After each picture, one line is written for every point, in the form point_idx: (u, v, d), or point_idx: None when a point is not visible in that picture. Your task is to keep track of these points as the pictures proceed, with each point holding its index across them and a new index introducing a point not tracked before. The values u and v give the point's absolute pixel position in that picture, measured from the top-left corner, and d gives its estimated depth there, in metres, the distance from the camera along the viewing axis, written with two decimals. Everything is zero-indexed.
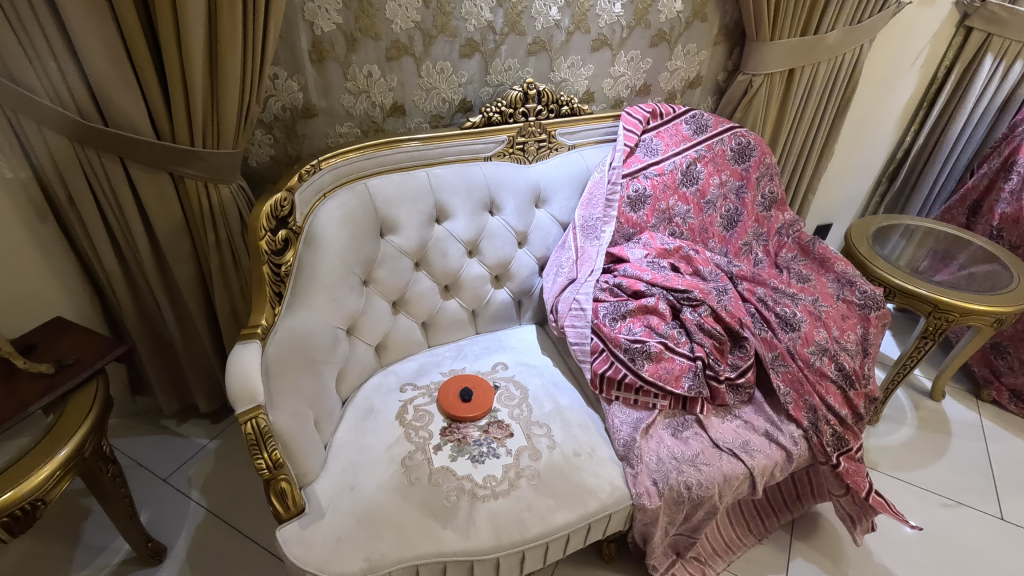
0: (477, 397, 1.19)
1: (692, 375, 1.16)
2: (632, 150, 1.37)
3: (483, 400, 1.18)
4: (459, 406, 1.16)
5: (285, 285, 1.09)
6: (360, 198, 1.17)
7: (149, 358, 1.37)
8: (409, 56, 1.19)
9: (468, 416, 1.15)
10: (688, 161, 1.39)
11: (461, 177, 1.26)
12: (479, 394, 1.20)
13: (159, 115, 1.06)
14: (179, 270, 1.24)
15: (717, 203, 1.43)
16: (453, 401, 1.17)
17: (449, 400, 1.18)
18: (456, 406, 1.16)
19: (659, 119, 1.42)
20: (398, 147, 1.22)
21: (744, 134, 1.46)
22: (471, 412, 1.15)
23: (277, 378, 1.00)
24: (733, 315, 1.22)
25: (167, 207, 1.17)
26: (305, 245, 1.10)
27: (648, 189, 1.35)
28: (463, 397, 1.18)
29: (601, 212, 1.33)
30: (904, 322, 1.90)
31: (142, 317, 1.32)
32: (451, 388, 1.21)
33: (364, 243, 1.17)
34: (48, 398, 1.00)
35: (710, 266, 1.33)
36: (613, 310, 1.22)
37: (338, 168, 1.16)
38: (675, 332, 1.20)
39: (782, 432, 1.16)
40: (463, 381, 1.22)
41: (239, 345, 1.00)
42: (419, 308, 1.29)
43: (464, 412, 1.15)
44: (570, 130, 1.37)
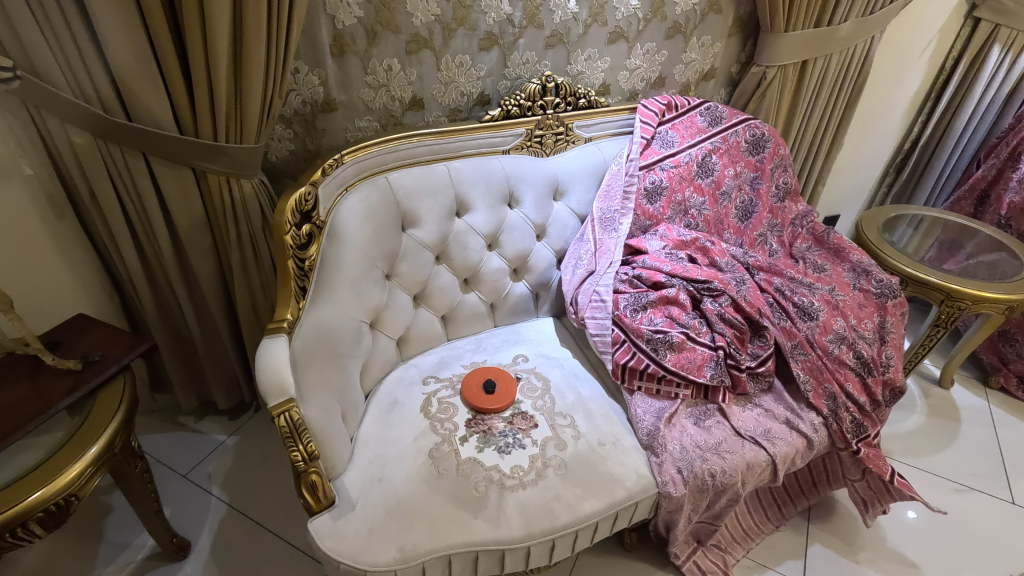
0: (499, 390, 1.19)
1: (714, 364, 1.17)
2: (649, 143, 1.38)
3: (505, 392, 1.19)
4: (483, 398, 1.17)
5: (309, 279, 1.10)
6: (382, 192, 1.18)
7: (168, 355, 1.37)
8: (429, 49, 1.19)
9: (493, 407, 1.16)
10: (703, 153, 1.40)
11: (480, 170, 1.26)
12: (500, 386, 1.20)
13: (182, 109, 1.06)
14: (199, 266, 1.24)
15: (732, 194, 1.44)
16: (477, 392, 1.18)
17: (473, 392, 1.18)
18: (479, 398, 1.17)
19: (674, 111, 1.43)
20: (418, 141, 1.22)
21: (758, 125, 1.47)
22: (495, 403, 1.16)
23: (305, 371, 1.03)
24: (753, 304, 1.23)
25: (189, 203, 1.16)
26: (328, 239, 1.12)
27: (664, 181, 1.36)
28: (487, 390, 1.18)
29: (619, 204, 1.33)
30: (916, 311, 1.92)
31: (161, 313, 1.32)
32: (475, 380, 1.21)
33: (386, 237, 1.17)
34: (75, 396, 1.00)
35: (726, 258, 1.35)
36: (634, 302, 1.22)
37: (360, 162, 1.17)
38: (696, 322, 1.21)
39: (802, 419, 1.17)
40: (485, 375, 1.22)
41: (265, 339, 1.02)
42: (439, 301, 1.30)
43: (488, 403, 1.16)
44: (587, 123, 1.37)
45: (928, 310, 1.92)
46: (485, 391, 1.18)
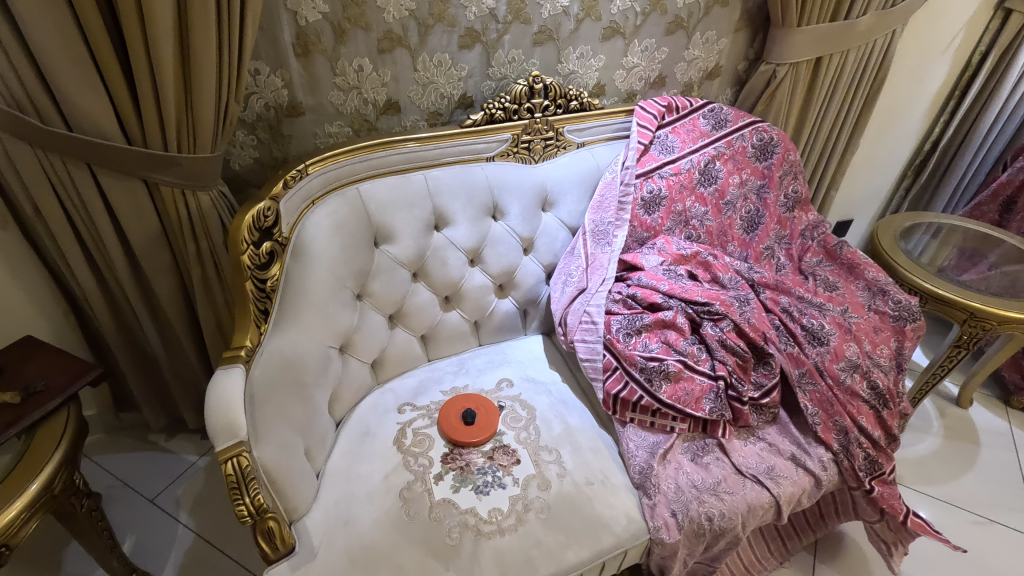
0: (476, 418, 1.10)
1: (714, 397, 1.06)
2: (647, 148, 1.27)
3: (484, 422, 1.10)
4: (463, 428, 1.08)
5: (272, 302, 1.00)
6: (352, 205, 1.08)
7: (131, 374, 1.29)
8: (404, 48, 1.09)
9: (473, 440, 1.07)
10: (706, 159, 1.30)
11: (461, 180, 1.16)
12: (478, 415, 1.11)
13: (127, 115, 0.96)
14: (158, 283, 1.15)
15: (737, 204, 1.33)
16: (456, 422, 1.09)
17: (452, 422, 1.09)
18: (458, 429, 1.08)
19: (675, 113, 1.31)
20: (393, 148, 1.11)
21: (767, 129, 1.35)
22: (475, 433, 1.07)
23: (262, 407, 0.92)
24: (757, 329, 1.12)
25: (143, 217, 1.07)
26: (293, 258, 1.02)
27: (663, 190, 1.27)
28: (466, 420, 1.09)
29: (612, 215, 1.23)
30: (936, 326, 1.82)
31: (121, 331, 1.23)
32: (454, 410, 1.12)
33: (357, 254, 1.08)
34: (12, 432, 0.91)
35: (729, 273, 1.25)
36: (627, 325, 1.13)
37: (327, 173, 1.07)
38: (695, 348, 1.10)
39: (809, 456, 1.07)
40: (463, 404, 1.13)
41: (220, 371, 0.92)
42: (417, 321, 1.20)
43: (469, 434, 1.07)
44: (579, 127, 1.26)
45: (949, 326, 1.81)
46: (465, 420, 1.09)
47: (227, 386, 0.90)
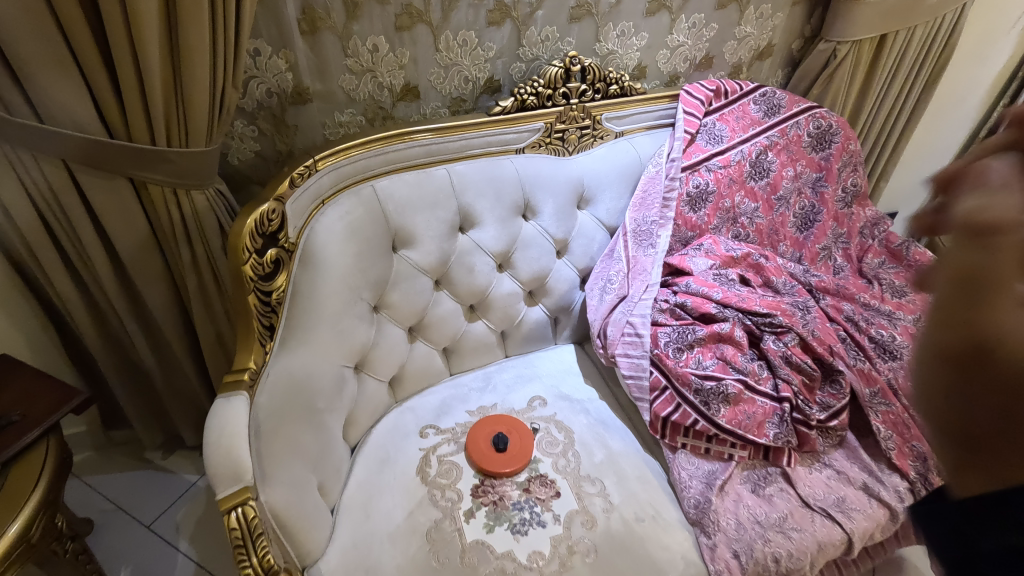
0: (508, 444, 0.98)
1: (779, 421, 0.94)
2: (693, 138, 1.14)
3: (518, 447, 0.98)
4: (495, 455, 0.97)
5: (278, 315, 0.89)
6: (367, 206, 0.95)
7: (123, 390, 1.17)
8: (425, 25, 0.95)
9: (508, 468, 0.95)
10: (758, 150, 1.17)
11: (489, 175, 1.02)
12: (509, 440, 0.99)
13: (107, 104, 0.82)
14: (149, 293, 1.02)
15: (791, 200, 1.21)
16: (487, 449, 0.98)
17: (483, 449, 0.98)
18: (490, 457, 0.97)
19: (722, 98, 1.18)
20: (412, 140, 0.98)
21: (825, 115, 1.21)
22: (509, 460, 0.96)
23: (269, 440, 0.80)
24: (823, 342, 1.00)
25: (129, 220, 0.94)
26: (300, 266, 0.90)
27: (711, 184, 1.15)
28: (498, 446, 0.98)
29: (655, 213, 1.11)
30: None
31: (111, 344, 1.11)
32: (483, 435, 1.00)
33: (374, 261, 0.95)
34: None
35: (783, 277, 1.15)
36: (677, 338, 1.00)
37: (338, 169, 0.94)
38: (755, 366, 0.98)
39: (883, 485, 0.95)
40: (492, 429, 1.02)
41: (221, 399, 0.81)
42: (439, 333, 1.08)
43: (503, 462, 0.96)
44: (618, 114, 1.12)
45: None
46: (497, 446, 0.98)
47: (229, 413, 0.78)
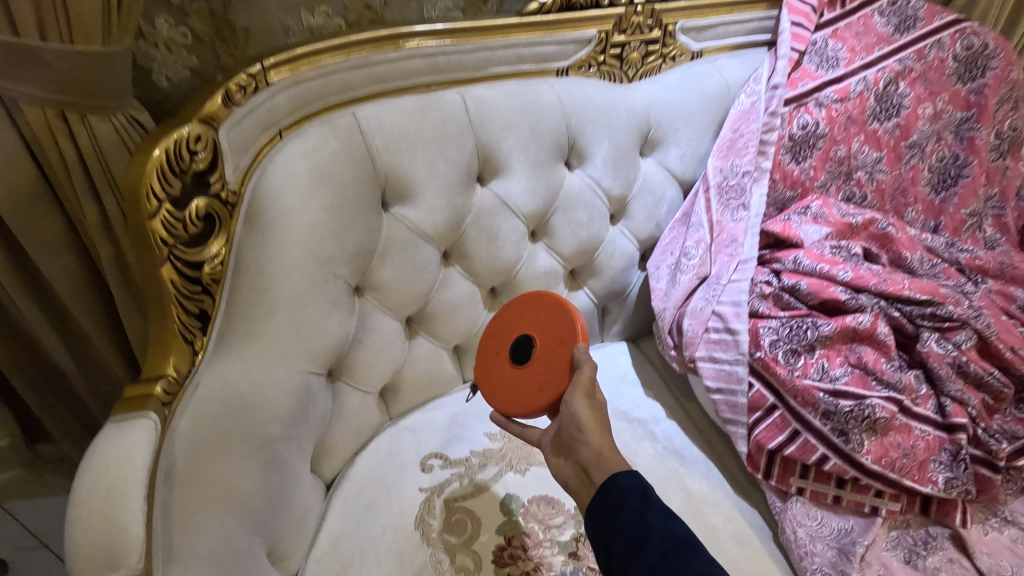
0: (500, 352, 0.63)
1: (949, 462, 0.63)
2: (799, 61, 0.83)
3: (485, 397, 0.62)
4: (534, 365, 0.58)
5: (215, 298, 0.61)
6: (345, 139, 0.65)
7: (40, 400, 0.90)
8: None
9: (531, 410, 0.56)
10: (886, 77, 0.85)
11: (519, 102, 0.72)
12: (501, 353, 0.63)
13: None
14: (49, 266, 0.74)
15: (927, 147, 0.89)
16: (547, 342, 0.59)
17: (554, 331, 0.59)
18: (550, 358, 0.58)
19: (839, 7, 0.85)
20: (411, 47, 0.67)
21: (981, 31, 0.88)
22: (512, 409, 0.58)
23: (189, 487, 0.54)
24: (1009, 343, 0.68)
25: (8, 160, 0.65)
26: (246, 227, 0.61)
27: (822, 124, 0.84)
28: (512, 359, 0.61)
29: (749, 162, 0.80)
30: None
31: (12, 337, 0.83)
32: (523, 323, 0.62)
33: (353, 223, 0.66)
34: None
35: (918, 251, 0.84)
36: (791, 337, 0.69)
37: (297, 85, 0.63)
38: (911, 379, 0.66)
39: None
40: (516, 311, 0.64)
41: (120, 423, 0.53)
42: (450, 328, 0.78)
43: (524, 398, 0.57)
44: (699, 24, 0.80)
45: None
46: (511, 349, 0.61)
47: (124, 444, 0.51)
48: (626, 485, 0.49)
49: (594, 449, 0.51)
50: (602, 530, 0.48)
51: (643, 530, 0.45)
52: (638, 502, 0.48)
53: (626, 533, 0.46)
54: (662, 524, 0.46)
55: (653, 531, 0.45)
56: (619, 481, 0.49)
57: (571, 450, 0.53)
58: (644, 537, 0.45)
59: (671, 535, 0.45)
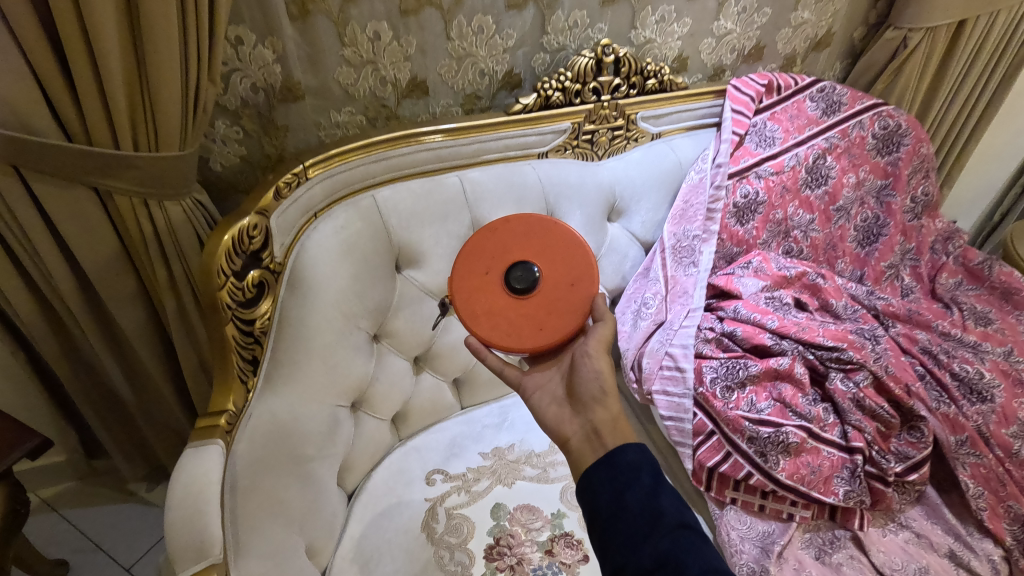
0: (496, 275, 0.63)
1: (849, 477, 0.80)
2: (741, 140, 1.00)
3: (467, 310, 0.62)
4: (536, 303, 0.62)
5: (263, 347, 0.76)
6: (366, 218, 0.82)
7: (102, 423, 1.06)
8: (434, 8, 0.82)
9: (528, 348, 0.60)
10: (815, 153, 1.02)
11: (506, 183, 0.89)
12: (494, 271, 0.63)
13: (69, 114, 0.71)
14: (122, 316, 0.90)
15: (852, 211, 1.06)
16: (554, 280, 0.63)
17: (566, 274, 0.64)
18: (558, 301, 0.62)
19: (775, 94, 1.03)
20: (420, 143, 0.84)
21: (894, 113, 1.06)
22: (503, 339, 0.60)
23: (248, 497, 0.69)
24: (899, 380, 0.85)
25: (97, 234, 0.82)
26: (288, 290, 0.77)
27: (761, 194, 0.99)
28: (512, 282, 0.62)
29: (698, 227, 0.97)
30: None
31: (83, 371, 0.99)
32: (522, 252, 0.65)
33: (372, 285, 0.83)
34: None
35: (844, 299, 0.99)
36: (726, 375, 0.85)
37: (330, 179, 0.80)
38: (820, 410, 0.83)
39: (975, 552, 0.80)
40: (523, 237, 0.66)
41: (193, 449, 0.68)
42: (450, 364, 0.96)
43: (520, 336, 0.60)
44: (656, 113, 0.98)
45: None
46: (513, 273, 0.63)
47: (201, 467, 0.66)
48: (636, 461, 0.54)
49: (611, 414, 0.59)
50: (605, 499, 0.52)
51: (656, 511, 0.50)
52: (650, 481, 0.53)
53: (636, 509, 0.51)
54: (674, 509, 0.51)
55: (665, 513, 0.50)
56: (629, 456, 0.54)
57: (584, 410, 0.60)
58: (657, 519, 0.50)
59: (681, 521, 0.50)
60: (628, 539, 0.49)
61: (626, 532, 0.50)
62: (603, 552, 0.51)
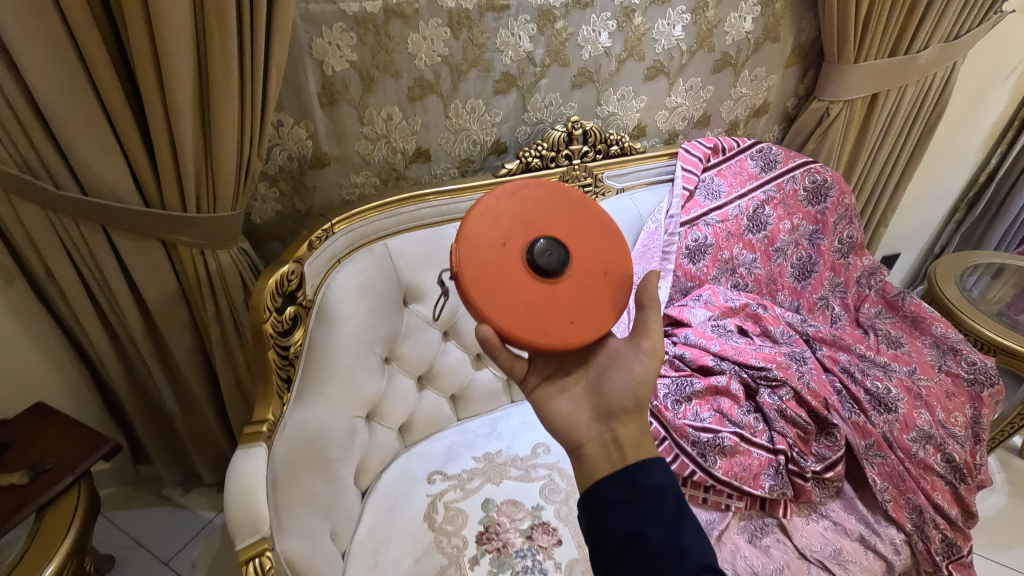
0: (515, 252, 0.66)
1: (773, 473, 0.97)
2: (691, 194, 1.20)
3: (486, 277, 0.64)
4: (553, 287, 0.65)
5: (295, 367, 0.92)
6: (380, 262, 1.02)
7: (148, 433, 1.23)
8: (436, 95, 1.02)
9: (538, 339, 0.63)
10: (755, 204, 1.23)
11: None
12: (512, 247, 0.66)
13: (147, 182, 0.90)
14: (174, 341, 1.08)
15: (788, 251, 1.26)
16: (577, 273, 0.67)
17: (590, 270, 0.69)
18: (576, 296, 0.67)
19: (720, 154, 1.25)
20: (424, 202, 1.06)
21: (820, 170, 1.30)
22: (518, 327, 0.63)
23: (286, 488, 0.85)
24: (818, 396, 1.03)
25: (159, 276, 1.00)
26: (317, 321, 0.94)
27: (709, 239, 1.19)
28: (538, 263, 0.65)
29: (656, 265, 1.15)
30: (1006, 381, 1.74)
31: (136, 387, 1.17)
32: (551, 234, 0.68)
33: (385, 317, 1.02)
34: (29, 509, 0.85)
35: (781, 326, 1.16)
36: (675, 391, 1.03)
37: (353, 232, 1.00)
38: (751, 419, 1.00)
39: (880, 537, 0.96)
40: (539, 216, 0.69)
41: (241, 449, 0.83)
42: (447, 382, 1.17)
43: (543, 324, 0.64)
44: (619, 172, 1.19)
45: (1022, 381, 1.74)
46: (535, 252, 0.65)
47: (251, 467, 0.81)
48: (659, 484, 0.55)
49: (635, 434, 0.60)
50: (624, 524, 0.53)
51: (680, 549, 0.51)
52: (675, 513, 0.53)
53: (659, 542, 0.51)
54: (696, 550, 0.51)
55: (689, 552, 0.51)
56: (653, 480, 0.55)
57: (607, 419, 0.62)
58: (681, 557, 0.50)
59: (705, 563, 0.50)
60: (647, 573, 0.50)
61: (645, 565, 0.50)
62: (613, 571, 0.52)
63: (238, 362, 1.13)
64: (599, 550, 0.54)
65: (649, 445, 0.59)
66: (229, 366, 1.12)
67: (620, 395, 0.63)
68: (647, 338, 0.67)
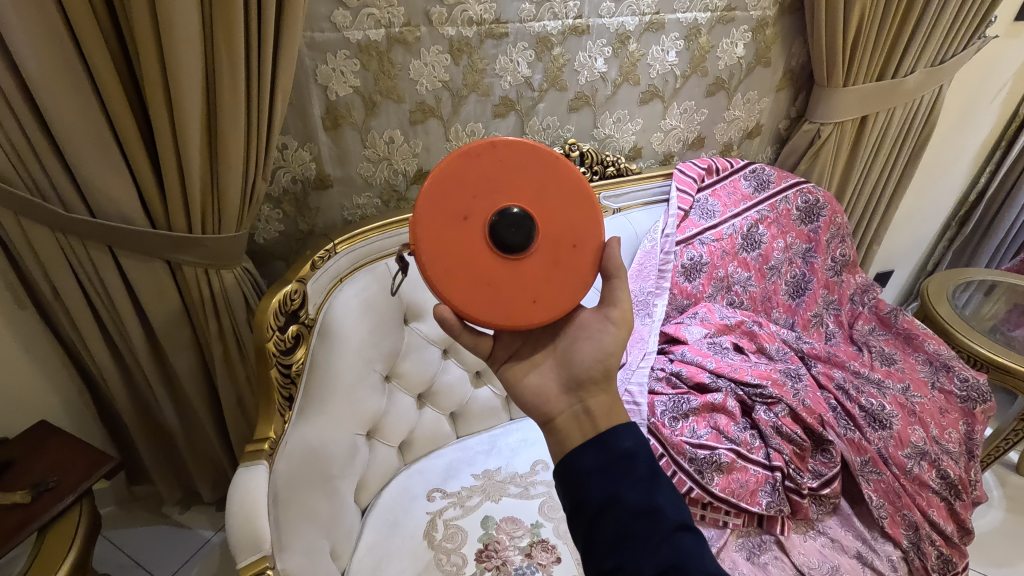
0: (477, 225, 0.63)
1: (771, 490, 0.97)
2: (686, 214, 1.23)
3: (444, 254, 0.63)
4: (514, 264, 0.64)
5: (297, 386, 0.93)
6: (381, 281, 1.04)
7: (149, 452, 1.23)
8: (436, 119, 1.05)
9: (493, 320, 0.64)
10: (749, 223, 1.26)
11: None
12: (475, 219, 0.63)
13: (154, 204, 0.92)
14: (177, 360, 1.09)
15: (783, 269, 1.28)
16: (541, 249, 0.65)
17: (557, 244, 0.65)
18: (538, 273, 0.65)
19: (714, 175, 1.28)
20: None
21: (812, 191, 1.33)
22: (474, 306, 0.63)
23: (288, 506, 0.86)
24: (814, 412, 1.04)
25: (164, 295, 1.02)
26: (318, 339, 0.95)
27: (704, 257, 1.21)
28: (499, 240, 0.63)
29: (652, 284, 1.18)
30: (1001, 398, 1.76)
31: (138, 405, 1.18)
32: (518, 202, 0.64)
33: (386, 335, 1.04)
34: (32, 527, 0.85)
35: (776, 343, 1.18)
36: (673, 408, 1.04)
37: (355, 251, 1.02)
38: (748, 435, 1.01)
39: (877, 554, 0.97)
40: (510, 178, 0.64)
41: (242, 467, 0.84)
42: (447, 399, 1.18)
43: (497, 302, 0.64)
44: (615, 193, 1.21)
45: (1016, 398, 1.75)
46: (496, 228, 0.63)
47: (253, 485, 0.82)
48: (631, 448, 0.54)
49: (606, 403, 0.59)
50: (600, 490, 0.52)
51: (655, 510, 0.50)
52: (648, 474, 0.53)
53: (634, 506, 0.50)
54: (671, 510, 0.51)
55: (663, 511, 0.50)
56: (627, 444, 0.54)
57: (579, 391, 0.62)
58: (657, 518, 0.50)
59: (680, 521, 0.51)
60: (625, 535, 0.49)
61: (621, 526, 0.50)
62: (589, 535, 0.51)
63: (239, 380, 1.14)
64: (575, 517, 0.53)
65: (619, 412, 0.59)
66: (231, 384, 1.13)
67: (585, 364, 0.63)
68: (615, 308, 0.67)
